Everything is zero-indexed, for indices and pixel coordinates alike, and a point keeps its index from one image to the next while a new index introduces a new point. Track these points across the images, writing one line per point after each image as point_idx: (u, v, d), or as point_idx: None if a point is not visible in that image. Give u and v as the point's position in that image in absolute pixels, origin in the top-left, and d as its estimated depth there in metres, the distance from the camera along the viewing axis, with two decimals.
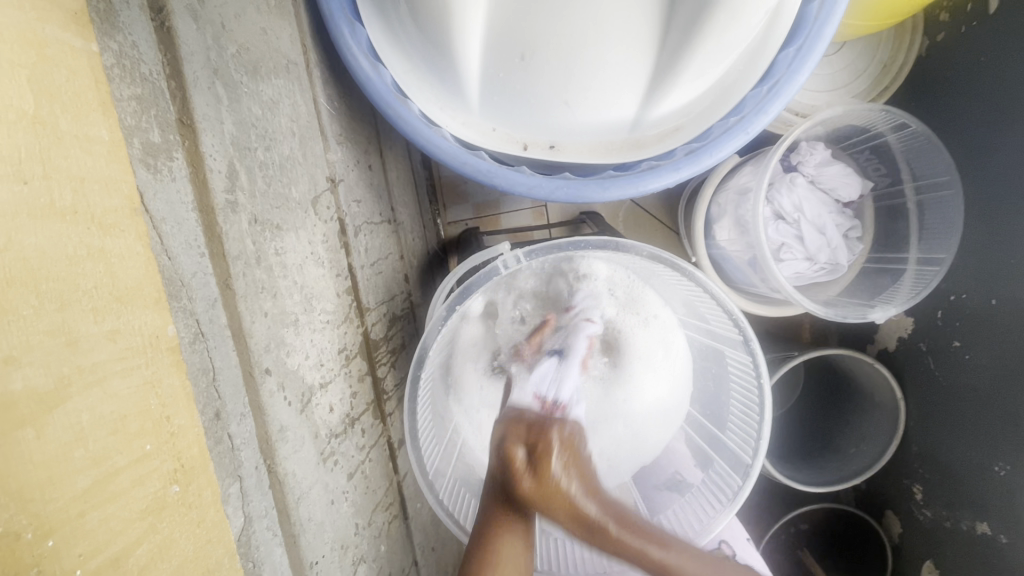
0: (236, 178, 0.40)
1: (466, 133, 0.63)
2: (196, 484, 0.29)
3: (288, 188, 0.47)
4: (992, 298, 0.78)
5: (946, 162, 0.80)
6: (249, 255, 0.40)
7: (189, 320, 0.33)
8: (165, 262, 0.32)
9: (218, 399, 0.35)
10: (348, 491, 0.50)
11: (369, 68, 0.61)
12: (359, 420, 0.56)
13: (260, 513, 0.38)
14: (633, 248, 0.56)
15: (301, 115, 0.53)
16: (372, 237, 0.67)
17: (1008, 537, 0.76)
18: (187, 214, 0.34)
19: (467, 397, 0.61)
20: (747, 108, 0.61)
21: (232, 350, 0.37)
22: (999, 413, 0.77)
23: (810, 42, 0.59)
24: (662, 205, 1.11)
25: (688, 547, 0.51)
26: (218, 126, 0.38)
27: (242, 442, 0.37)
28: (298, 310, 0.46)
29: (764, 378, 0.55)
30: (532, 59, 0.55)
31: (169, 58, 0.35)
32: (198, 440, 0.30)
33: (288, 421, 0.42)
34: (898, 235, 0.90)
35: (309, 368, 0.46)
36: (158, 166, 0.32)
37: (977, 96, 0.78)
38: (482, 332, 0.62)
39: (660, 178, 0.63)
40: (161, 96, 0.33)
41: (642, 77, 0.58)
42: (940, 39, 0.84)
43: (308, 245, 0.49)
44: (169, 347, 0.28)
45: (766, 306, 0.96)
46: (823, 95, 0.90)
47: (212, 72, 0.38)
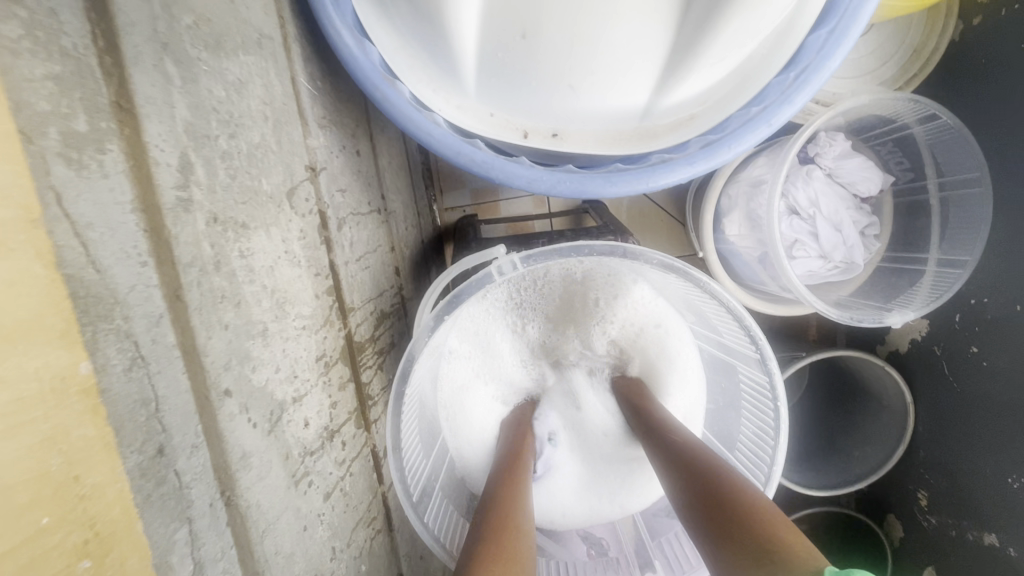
0: (191, 171, 0.34)
1: (461, 118, 0.57)
2: (115, 552, 0.23)
3: (257, 180, 0.42)
4: (1016, 304, 0.73)
5: (977, 157, 0.74)
6: (206, 260, 0.35)
7: (124, 344, 0.28)
8: (93, 276, 0.26)
9: (163, 432, 0.30)
10: (324, 513, 0.46)
11: (353, 43, 0.54)
12: (339, 433, 0.52)
13: (214, 555, 0.33)
14: (643, 256, 0.51)
15: (275, 96, 0.47)
16: (358, 229, 0.62)
17: (1017, 550, 0.73)
18: (122, 216, 0.29)
19: (460, 406, 0.58)
20: (770, 96, 0.55)
21: (182, 373, 0.32)
22: (1018, 424, 0.73)
23: (845, 24, 0.53)
24: (671, 195, 1.05)
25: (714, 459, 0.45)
26: (167, 111, 0.33)
27: (193, 478, 0.32)
28: (267, 318, 0.41)
29: (780, 401, 0.49)
30: (533, 37, 0.50)
31: (103, 29, 0.29)
32: (121, 498, 0.24)
33: (251, 446, 0.37)
34: (919, 234, 0.85)
35: (279, 383, 0.42)
36: (84, 160, 0.27)
37: (1015, 87, 0.72)
38: (476, 338, 0.58)
39: (672, 173, 0.57)
40: (88, 75, 0.28)
41: (657, 58, 0.52)
42: (976, 23, 0.77)
43: (282, 244, 0.44)
44: (81, 390, 0.22)
45: (776, 305, 0.91)
46: (846, 82, 0.85)
47: (159, 47, 0.33)
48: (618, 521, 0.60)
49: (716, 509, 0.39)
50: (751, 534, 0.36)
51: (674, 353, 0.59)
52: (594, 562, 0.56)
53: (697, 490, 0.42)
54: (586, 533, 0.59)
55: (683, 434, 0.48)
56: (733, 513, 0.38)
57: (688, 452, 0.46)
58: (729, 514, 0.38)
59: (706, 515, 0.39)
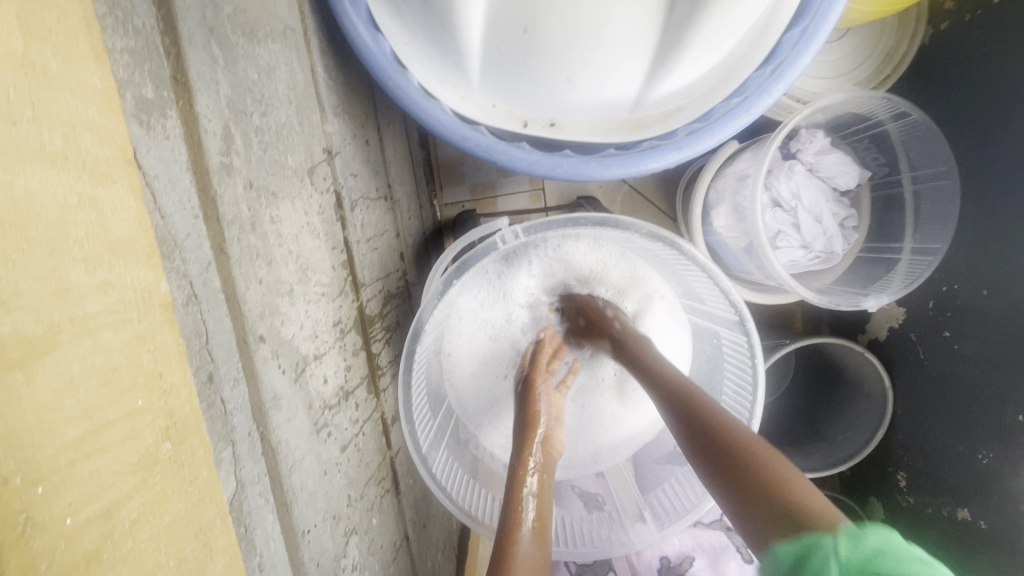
0: (231, 141, 0.39)
1: (466, 108, 0.63)
2: (189, 442, 0.28)
3: (284, 155, 0.46)
4: (982, 289, 0.78)
5: (945, 154, 0.79)
6: (243, 221, 0.39)
7: (182, 282, 0.32)
8: (157, 220, 0.31)
9: (212, 361, 0.34)
10: (340, 463, 0.50)
11: (368, 36, 0.59)
12: (353, 394, 0.56)
13: (252, 479, 0.37)
14: (632, 226, 0.56)
15: (297, 82, 0.51)
16: (368, 212, 0.67)
17: (987, 522, 0.78)
18: (180, 173, 0.33)
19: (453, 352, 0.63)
20: (750, 88, 0.60)
21: (226, 315, 0.36)
22: (987, 402, 0.78)
23: (817, 23, 0.58)
24: (660, 190, 1.10)
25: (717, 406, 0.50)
26: (213, 87, 0.37)
27: (235, 407, 0.36)
28: (293, 280, 0.45)
29: (757, 358, 0.55)
30: (535, 32, 0.54)
31: (164, 13, 0.34)
32: (191, 399, 0.28)
33: (281, 390, 0.42)
34: (895, 226, 0.90)
35: (303, 339, 0.46)
36: (152, 122, 0.31)
37: (978, 88, 0.78)
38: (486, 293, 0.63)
39: (662, 157, 0.61)
40: (155, 50, 0.32)
41: (647, 52, 0.56)
42: (945, 28, 0.83)
43: (304, 216, 0.49)
44: (163, 304, 0.27)
45: (763, 294, 0.96)
46: (822, 82, 0.90)
47: (207, 31, 0.37)
48: (612, 479, 0.67)
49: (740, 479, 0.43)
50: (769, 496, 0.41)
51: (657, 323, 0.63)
52: (591, 516, 0.64)
53: (711, 453, 0.46)
54: (580, 490, 0.66)
55: (677, 378, 0.52)
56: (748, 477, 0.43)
57: (694, 413, 0.49)
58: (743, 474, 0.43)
59: (722, 475, 0.45)
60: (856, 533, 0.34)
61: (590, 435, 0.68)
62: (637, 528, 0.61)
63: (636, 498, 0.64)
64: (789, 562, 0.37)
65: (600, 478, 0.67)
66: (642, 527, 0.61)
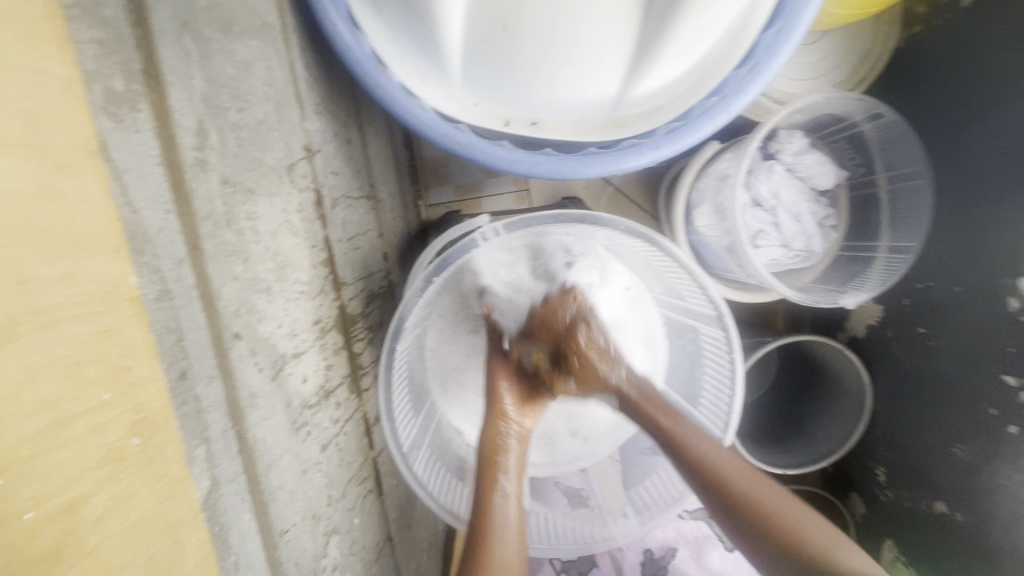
0: (206, 137, 0.38)
1: (448, 107, 0.63)
2: (158, 438, 0.28)
3: (261, 152, 0.46)
4: (955, 285, 0.80)
5: (917, 154, 0.81)
6: (218, 217, 0.39)
7: (154, 277, 0.32)
8: (128, 214, 0.31)
9: (185, 358, 0.34)
10: (321, 462, 0.50)
11: (347, 33, 0.59)
12: (333, 393, 0.55)
13: (228, 477, 0.37)
14: (611, 222, 0.58)
15: (275, 79, 0.51)
16: (349, 211, 0.66)
17: (964, 515, 0.79)
18: (152, 167, 0.33)
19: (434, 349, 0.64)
20: (728, 88, 0.61)
21: (200, 312, 0.36)
22: (961, 396, 0.79)
23: (789, 25, 0.59)
24: (644, 190, 1.11)
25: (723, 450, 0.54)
26: (187, 81, 0.37)
27: (210, 404, 0.36)
28: (270, 277, 0.45)
29: (736, 354, 0.57)
30: (513, 30, 0.55)
31: (134, 5, 0.33)
32: (161, 395, 0.28)
33: (258, 387, 0.41)
34: (871, 225, 0.92)
35: (281, 337, 0.45)
36: (121, 115, 0.31)
37: (949, 89, 0.80)
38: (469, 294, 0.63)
39: (641, 156, 0.62)
40: (124, 42, 0.32)
41: (626, 50, 0.57)
42: (917, 32, 0.85)
43: (282, 213, 0.48)
44: (130, 297, 0.27)
45: (743, 292, 0.98)
46: (801, 83, 0.91)
47: (180, 25, 0.37)
48: (595, 476, 0.67)
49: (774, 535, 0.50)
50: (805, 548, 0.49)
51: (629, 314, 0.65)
52: (575, 513, 0.66)
53: (732, 504, 0.52)
54: (564, 487, 0.67)
55: (684, 430, 0.55)
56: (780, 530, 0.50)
57: (706, 465, 0.53)
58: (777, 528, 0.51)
59: (746, 525, 0.52)
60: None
61: (574, 432, 0.67)
62: (619, 522, 0.64)
63: (620, 492, 0.66)
64: None
65: (583, 474, 0.67)
66: (623, 522, 0.64)
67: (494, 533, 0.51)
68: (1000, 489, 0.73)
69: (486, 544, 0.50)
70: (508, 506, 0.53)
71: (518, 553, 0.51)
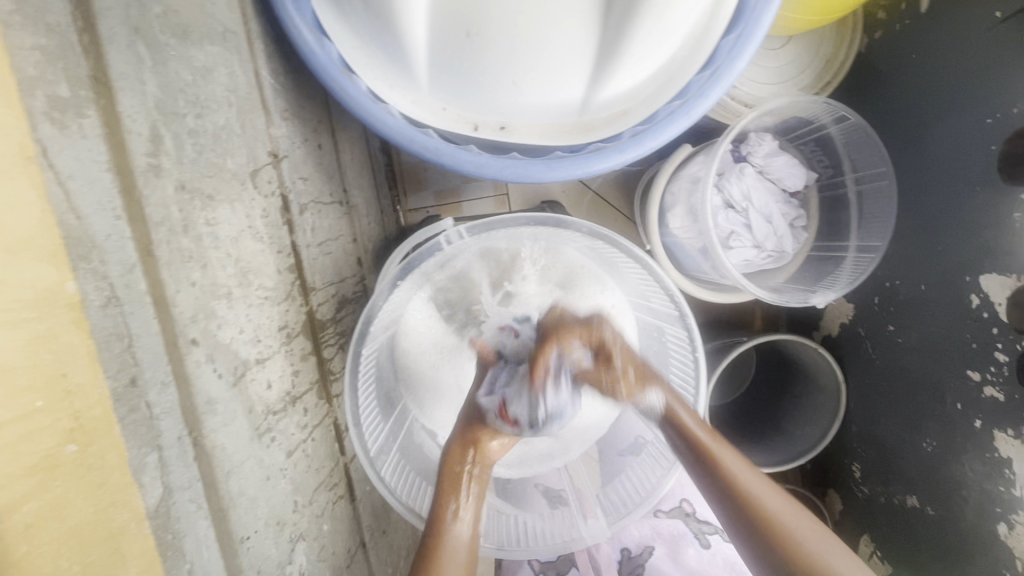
0: (160, 143, 0.38)
1: (416, 112, 0.63)
2: (96, 446, 0.29)
3: (222, 158, 0.46)
4: (920, 283, 0.82)
5: (880, 154, 0.83)
6: (174, 223, 0.39)
7: (100, 284, 0.32)
8: (73, 221, 0.31)
9: (136, 365, 0.34)
10: (286, 468, 0.50)
11: (312, 40, 0.59)
12: (300, 399, 0.55)
13: (182, 484, 0.37)
14: (573, 225, 0.63)
15: (239, 85, 0.51)
16: (320, 216, 0.66)
17: (935, 508, 0.80)
18: (99, 173, 0.33)
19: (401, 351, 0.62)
20: (690, 92, 0.62)
21: (153, 319, 0.36)
22: (927, 391, 0.81)
23: (749, 31, 0.60)
24: (621, 193, 1.12)
25: (735, 455, 0.52)
26: (139, 86, 0.37)
27: (162, 411, 0.36)
28: (232, 283, 0.45)
29: (698, 351, 0.59)
30: (477, 36, 0.55)
31: (83, 12, 0.33)
32: (101, 401, 0.29)
33: (217, 393, 0.41)
34: (840, 226, 0.93)
35: (243, 343, 0.45)
36: (65, 121, 0.31)
37: (910, 92, 0.82)
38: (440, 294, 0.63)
39: (606, 160, 0.64)
40: (70, 49, 0.32)
41: (589, 55, 0.58)
42: (878, 37, 0.87)
43: (245, 218, 0.48)
44: (68, 304, 0.28)
45: (719, 293, 0.97)
46: (769, 87, 0.92)
47: (132, 31, 0.37)
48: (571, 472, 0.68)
49: (795, 569, 0.48)
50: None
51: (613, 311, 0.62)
52: (552, 513, 0.67)
53: (738, 508, 0.50)
54: (543, 488, 0.68)
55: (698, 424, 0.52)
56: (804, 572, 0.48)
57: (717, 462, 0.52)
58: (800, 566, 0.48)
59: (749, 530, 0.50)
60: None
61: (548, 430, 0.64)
62: (590, 523, 0.65)
63: (593, 490, 0.67)
64: None
65: (562, 471, 0.68)
66: (594, 522, 0.65)
67: (445, 543, 0.50)
68: (965, 480, 0.75)
69: (436, 550, 0.49)
70: (461, 527, 0.51)
71: (467, 562, 0.50)
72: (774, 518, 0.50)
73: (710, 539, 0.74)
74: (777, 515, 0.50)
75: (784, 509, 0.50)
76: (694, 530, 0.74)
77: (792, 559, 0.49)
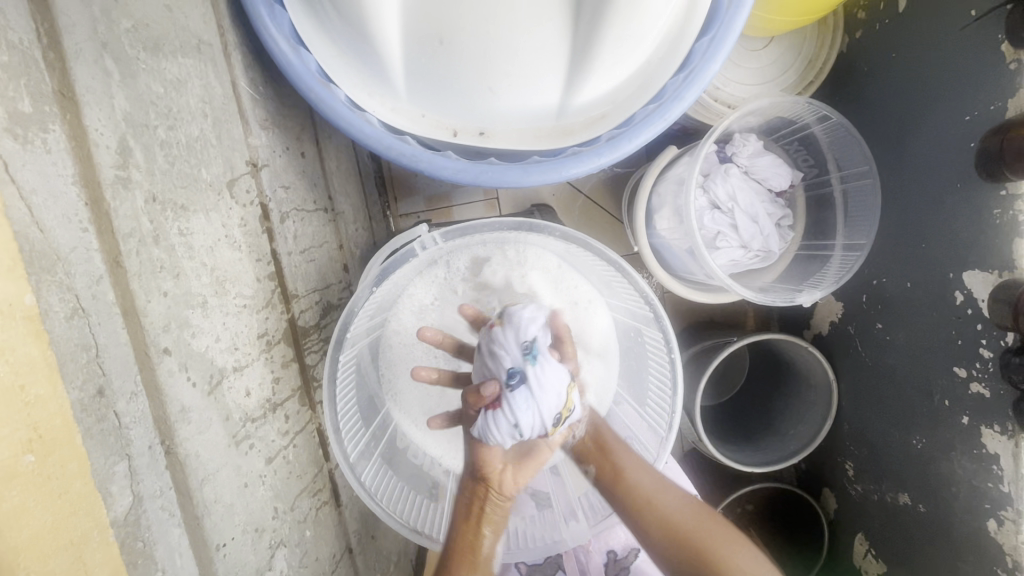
0: (129, 155, 0.39)
1: (394, 118, 0.63)
2: (57, 455, 0.30)
3: (196, 168, 0.46)
4: (906, 281, 0.81)
5: (864, 153, 0.83)
6: (144, 233, 0.39)
7: (66, 296, 0.33)
8: (37, 234, 0.31)
9: (103, 374, 0.34)
10: (266, 475, 0.50)
11: (289, 50, 0.60)
12: (282, 406, 0.55)
13: (152, 492, 0.37)
14: (546, 229, 0.63)
15: (214, 96, 0.51)
16: (303, 224, 0.66)
17: (925, 506, 0.80)
18: (64, 187, 0.33)
19: (385, 361, 0.64)
20: (666, 95, 0.63)
21: (122, 329, 0.36)
22: (915, 388, 0.80)
23: (722, 33, 0.61)
24: (611, 196, 1.12)
25: (654, 477, 0.61)
26: (107, 100, 0.38)
27: (132, 420, 0.36)
28: (207, 292, 0.45)
29: (675, 353, 0.61)
30: (450, 42, 0.56)
31: (47, 28, 0.34)
32: (61, 411, 0.30)
33: (191, 402, 0.41)
34: (827, 224, 0.93)
35: (219, 351, 0.45)
36: (29, 136, 0.32)
37: (891, 91, 0.83)
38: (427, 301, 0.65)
39: (583, 163, 0.64)
40: (34, 66, 0.33)
41: (562, 60, 0.58)
42: (859, 36, 0.88)
43: (221, 228, 0.48)
44: (27, 316, 0.29)
45: (704, 295, 0.95)
46: (753, 87, 0.92)
47: (99, 46, 0.38)
48: (561, 477, 0.66)
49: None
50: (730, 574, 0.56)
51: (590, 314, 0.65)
52: (539, 516, 0.66)
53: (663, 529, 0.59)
54: (534, 491, 0.65)
55: (621, 458, 0.61)
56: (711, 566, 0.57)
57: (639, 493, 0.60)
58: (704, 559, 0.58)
59: (675, 549, 0.59)
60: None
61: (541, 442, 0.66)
62: (569, 527, 0.66)
63: (576, 493, 0.66)
64: None
65: (554, 475, 0.66)
66: (574, 526, 0.66)
67: None
68: (954, 477, 0.75)
69: None
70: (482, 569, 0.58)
71: None
72: (673, 518, 0.59)
73: None
74: (694, 529, 0.59)
75: (702, 524, 0.59)
76: None
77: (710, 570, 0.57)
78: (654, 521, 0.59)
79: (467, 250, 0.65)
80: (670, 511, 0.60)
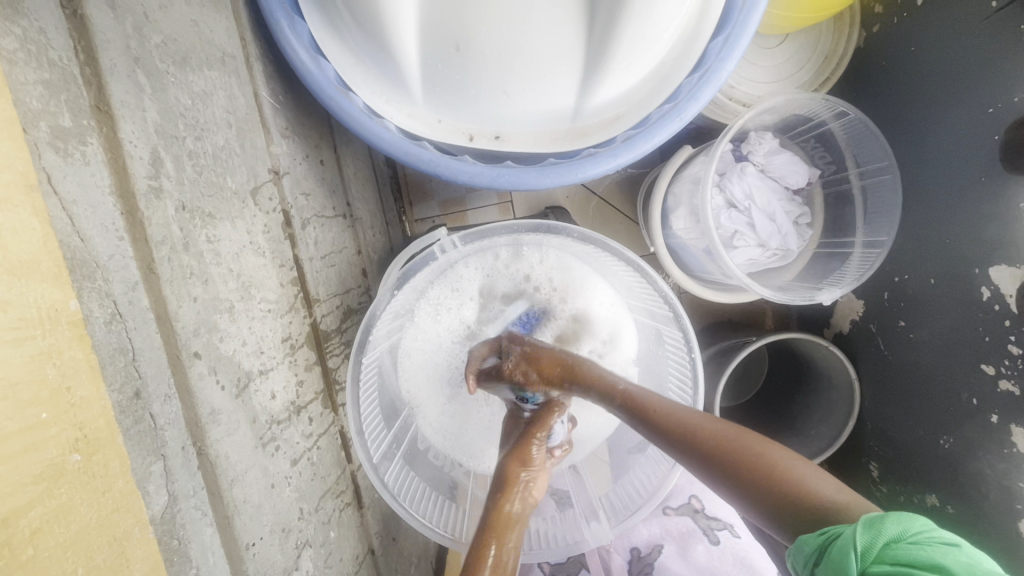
0: (161, 165, 0.40)
1: (411, 125, 0.64)
2: (100, 454, 0.31)
3: (222, 177, 0.47)
4: (930, 278, 0.80)
5: (883, 147, 0.82)
6: (175, 241, 0.40)
7: (105, 302, 0.34)
8: (77, 243, 0.33)
9: (139, 378, 0.36)
10: (291, 476, 0.51)
11: (309, 61, 0.61)
12: (306, 409, 0.56)
13: (187, 492, 0.39)
14: (563, 229, 0.63)
15: (238, 106, 0.53)
16: (323, 230, 0.67)
17: (953, 507, 0.78)
18: (102, 197, 0.35)
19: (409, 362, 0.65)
20: (681, 96, 0.63)
21: (155, 333, 0.38)
22: (942, 387, 0.79)
23: (737, 32, 0.61)
24: (626, 196, 1.12)
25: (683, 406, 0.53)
26: (139, 113, 0.39)
27: (166, 422, 0.38)
28: (233, 297, 0.46)
29: (693, 349, 0.60)
30: (466, 49, 0.56)
31: (83, 46, 0.35)
32: (104, 413, 0.31)
33: (220, 404, 0.43)
34: (845, 222, 0.92)
35: (246, 354, 0.47)
36: (69, 149, 0.33)
37: (910, 85, 0.81)
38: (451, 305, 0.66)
39: (599, 164, 0.64)
40: (72, 81, 0.34)
41: (577, 63, 0.59)
42: (877, 31, 0.87)
43: (246, 235, 0.49)
44: (71, 321, 0.30)
45: (724, 295, 0.94)
46: (767, 86, 0.92)
47: (132, 61, 0.39)
48: (580, 475, 0.69)
49: (778, 497, 0.45)
50: (792, 490, 0.44)
51: (604, 312, 0.66)
52: (559, 517, 0.67)
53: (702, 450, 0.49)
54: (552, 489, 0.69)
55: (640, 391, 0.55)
56: (773, 484, 0.45)
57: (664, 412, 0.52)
58: (761, 477, 0.46)
59: (723, 473, 0.48)
60: (876, 521, 0.37)
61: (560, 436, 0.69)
62: (593, 526, 0.65)
63: (598, 493, 0.68)
64: (813, 548, 0.40)
65: (574, 473, 0.69)
66: (597, 525, 0.65)
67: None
68: (983, 476, 0.73)
69: None
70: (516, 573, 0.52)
71: None
72: (712, 436, 0.50)
73: (719, 535, 0.73)
74: (741, 444, 0.49)
75: (754, 440, 0.49)
76: (702, 530, 0.74)
77: (770, 487, 0.45)
78: (689, 440, 0.50)
79: (486, 253, 0.66)
80: (707, 431, 0.50)
